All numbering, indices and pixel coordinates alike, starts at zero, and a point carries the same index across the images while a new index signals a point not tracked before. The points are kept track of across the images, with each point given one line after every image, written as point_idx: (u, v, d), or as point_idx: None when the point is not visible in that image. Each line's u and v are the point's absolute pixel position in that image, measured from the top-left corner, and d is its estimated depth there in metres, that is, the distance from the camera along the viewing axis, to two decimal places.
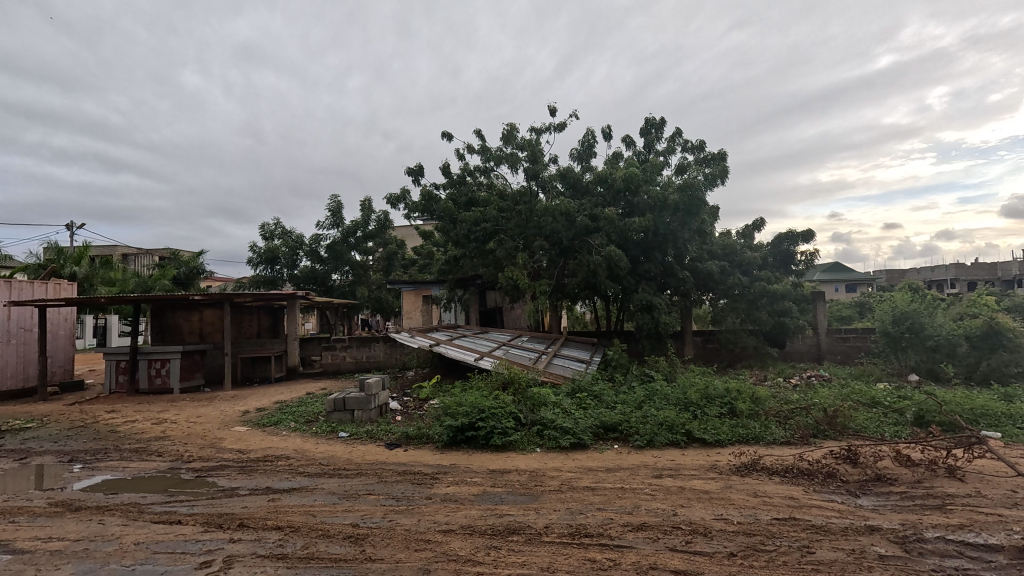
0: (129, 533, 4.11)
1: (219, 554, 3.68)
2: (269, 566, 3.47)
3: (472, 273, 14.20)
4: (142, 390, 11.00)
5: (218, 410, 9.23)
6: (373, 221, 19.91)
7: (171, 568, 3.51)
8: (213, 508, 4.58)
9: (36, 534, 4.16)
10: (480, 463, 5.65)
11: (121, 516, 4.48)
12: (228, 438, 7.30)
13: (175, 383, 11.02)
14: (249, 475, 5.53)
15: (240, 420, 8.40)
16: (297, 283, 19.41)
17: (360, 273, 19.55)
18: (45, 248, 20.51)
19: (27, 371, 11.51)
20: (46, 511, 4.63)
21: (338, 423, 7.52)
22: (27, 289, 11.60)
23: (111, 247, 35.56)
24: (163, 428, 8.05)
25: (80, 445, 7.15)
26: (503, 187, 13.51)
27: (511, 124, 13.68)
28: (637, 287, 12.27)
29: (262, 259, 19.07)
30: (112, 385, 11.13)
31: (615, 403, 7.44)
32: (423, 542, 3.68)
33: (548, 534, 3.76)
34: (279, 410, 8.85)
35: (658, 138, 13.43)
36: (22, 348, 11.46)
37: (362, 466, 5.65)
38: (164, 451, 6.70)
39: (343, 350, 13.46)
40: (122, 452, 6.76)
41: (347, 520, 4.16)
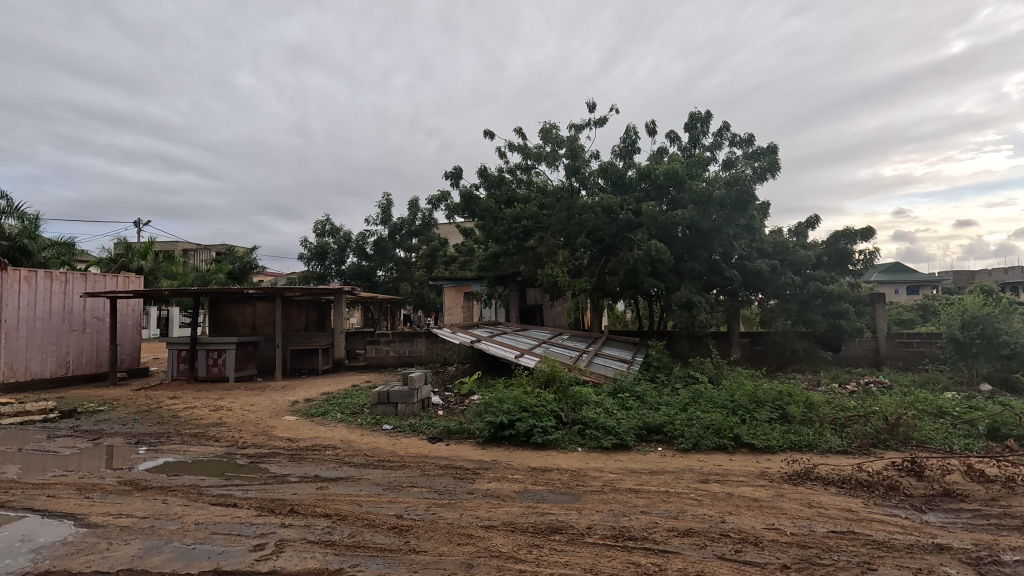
0: (189, 513, 4.34)
1: (271, 537, 3.83)
2: (318, 552, 3.58)
3: (513, 270, 14.18)
4: (201, 378, 11.63)
5: (270, 399, 9.63)
6: (419, 219, 20.25)
7: (227, 549, 3.68)
8: (265, 494, 4.78)
9: (108, 509, 4.47)
10: (521, 460, 5.66)
11: (182, 496, 4.74)
12: (278, 426, 7.61)
13: (230, 372, 11.57)
14: (298, 463, 5.75)
15: (289, 410, 8.73)
16: (344, 279, 20.04)
17: (404, 270, 20.01)
18: (116, 243, 22.08)
19: (100, 357, 12.38)
20: (116, 489, 4.97)
21: (382, 415, 7.69)
22: (99, 280, 12.45)
23: (173, 243, 37.92)
24: (219, 414, 8.49)
25: (146, 429, 7.63)
26: (544, 184, 13.47)
27: (549, 122, 13.63)
28: (682, 285, 11.89)
29: (312, 255, 19.78)
30: (174, 372, 11.81)
31: (658, 404, 7.27)
32: (465, 537, 3.71)
33: (590, 535, 3.71)
34: (327, 401, 9.15)
35: (704, 132, 13.01)
36: (95, 336, 12.34)
37: (406, 459, 5.75)
38: (220, 437, 7.05)
39: (387, 344, 13.77)
40: (183, 436, 7.16)
41: (391, 511, 4.24)
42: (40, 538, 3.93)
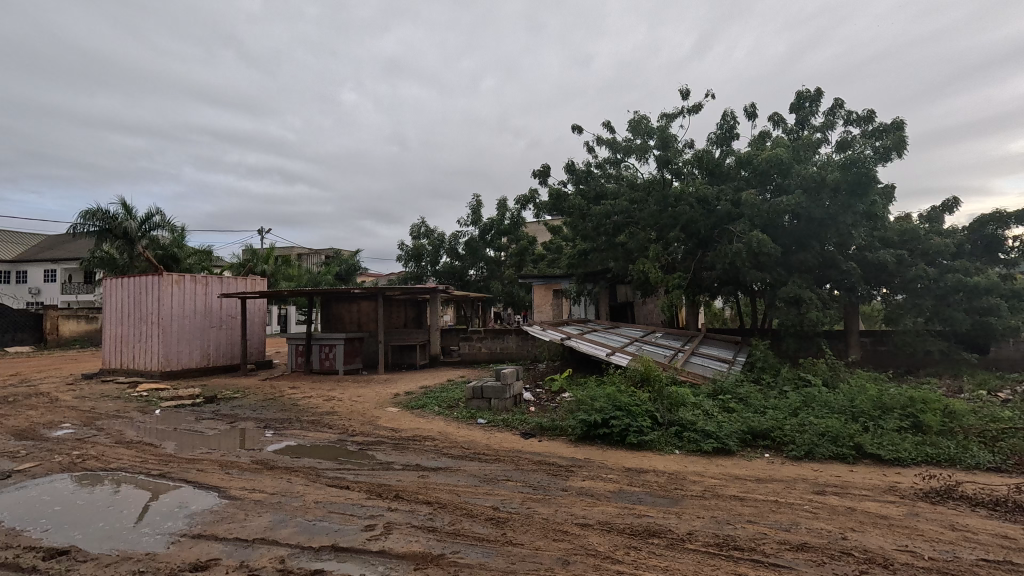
0: (310, 492, 4.80)
1: (380, 519, 4.12)
2: (422, 537, 3.79)
3: (603, 267, 13.95)
4: (315, 370, 12.78)
5: (374, 391, 10.36)
6: (508, 219, 20.63)
7: (342, 527, 4.02)
8: (374, 479, 5.15)
9: (245, 484, 5.07)
10: (615, 459, 5.56)
11: (303, 477, 5.25)
12: (382, 416, 8.15)
13: (340, 365, 12.59)
14: (402, 452, 6.13)
15: (391, 401, 9.33)
16: (438, 278, 20.95)
17: (494, 269, 20.48)
18: (244, 249, 24.94)
19: (234, 350, 14.07)
20: (250, 467, 5.62)
21: (477, 410, 7.95)
22: (232, 283, 14.14)
23: (290, 248, 42.09)
24: (331, 404, 9.29)
25: (271, 415, 8.55)
26: (633, 178, 13.10)
27: (639, 114, 13.23)
28: (789, 279, 10.97)
29: (409, 256, 20.91)
30: (293, 365, 13.09)
31: (764, 408, 6.78)
32: (561, 533, 3.72)
33: (690, 541, 3.56)
34: (425, 394, 9.64)
35: (814, 112, 11.89)
36: (230, 332, 14.04)
37: (500, 453, 5.90)
38: (333, 425, 7.71)
39: (479, 341, 14.19)
40: (302, 422, 7.93)
41: (488, 503, 4.38)
42: (193, 505, 4.57)
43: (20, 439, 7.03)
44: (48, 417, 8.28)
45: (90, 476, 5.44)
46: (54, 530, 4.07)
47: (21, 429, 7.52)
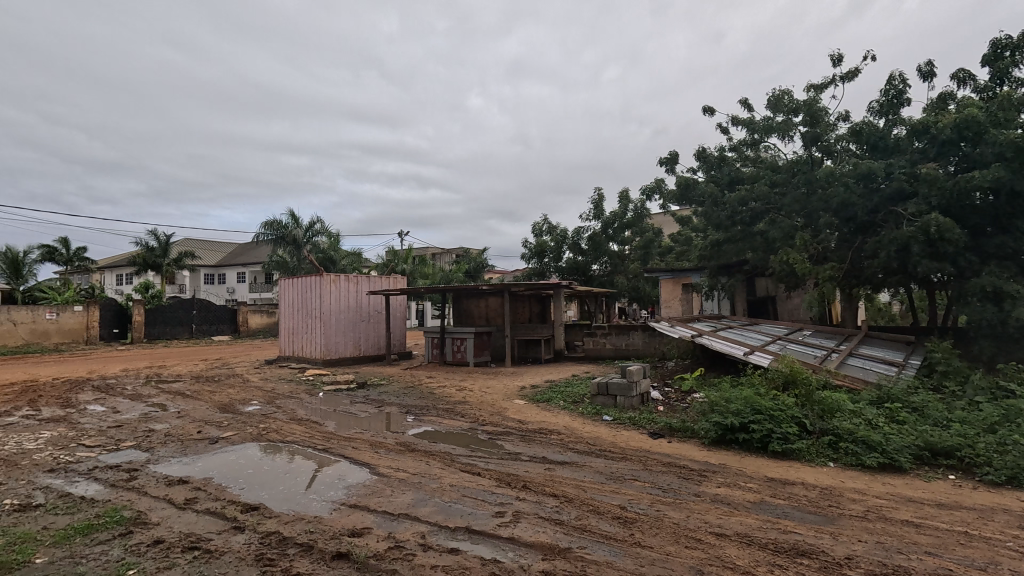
0: (446, 475, 5.16)
1: (509, 507, 4.29)
2: (549, 528, 3.87)
3: (739, 258, 12.88)
4: (449, 362, 13.68)
5: (502, 384, 10.78)
6: (631, 211, 20.05)
7: (475, 511, 4.26)
8: (503, 468, 5.37)
9: (391, 463, 5.63)
10: (756, 468, 5.11)
11: (440, 460, 5.67)
12: (510, 408, 8.46)
13: (470, 358, 13.32)
14: (529, 443, 6.30)
15: (518, 394, 9.63)
16: (561, 274, 21.09)
17: (618, 263, 20.03)
18: (387, 250, 27.57)
19: (380, 342, 15.63)
20: (394, 448, 6.22)
21: (602, 406, 7.86)
22: (378, 281, 15.70)
23: (425, 249, 45.60)
24: (463, 394, 9.88)
25: (412, 401, 9.37)
26: (775, 160, 11.90)
27: (781, 89, 11.95)
28: (982, 268, 9.09)
29: (532, 253, 21.35)
30: (429, 356, 14.16)
31: (948, 421, 5.72)
32: (694, 540, 3.54)
33: (849, 567, 3.14)
34: (550, 388, 9.79)
35: (1018, 62, 9.67)
36: (377, 325, 15.62)
37: (627, 451, 5.77)
38: (465, 413, 8.19)
39: (604, 336, 14.00)
40: (438, 410, 8.56)
41: (615, 501, 4.32)
42: (350, 478, 5.20)
43: (223, 411, 8.61)
44: (242, 395, 10.01)
45: (272, 446, 6.46)
46: (248, 489, 4.93)
47: (223, 403, 9.20)
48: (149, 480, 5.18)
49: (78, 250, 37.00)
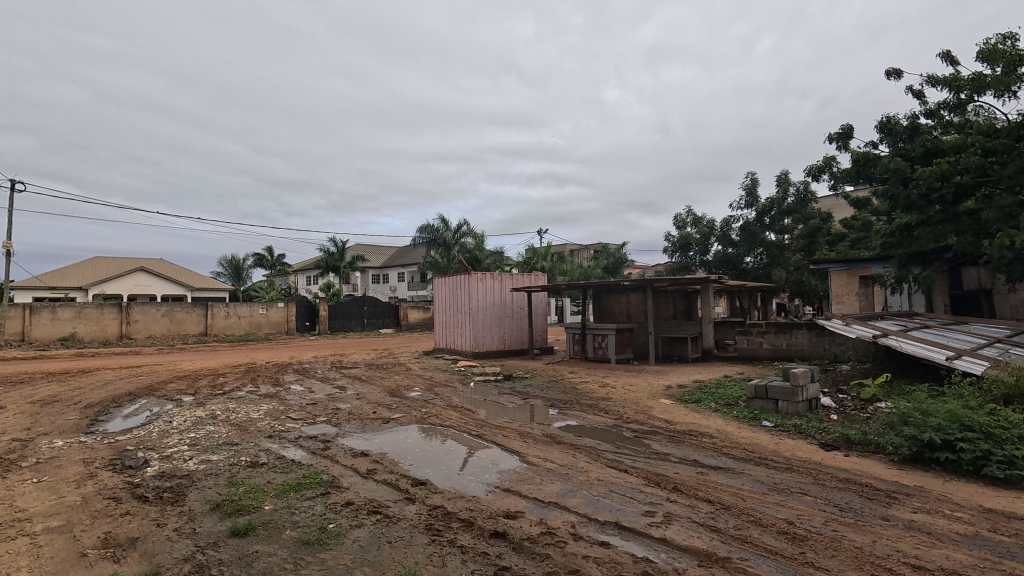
0: (593, 470, 5.22)
1: (660, 508, 4.20)
2: (704, 534, 3.70)
3: (937, 245, 10.80)
4: (590, 358, 13.72)
5: (646, 382, 10.50)
6: (792, 196, 17.97)
7: (624, 507, 4.24)
8: (651, 467, 5.25)
9: (539, 453, 5.86)
10: (967, 495, 4.27)
11: (586, 454, 5.74)
12: (656, 407, 8.21)
13: (612, 354, 13.18)
14: (678, 445, 6.06)
15: (664, 393, 9.29)
16: (709, 268, 19.74)
17: (776, 254, 18.10)
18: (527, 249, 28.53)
19: (523, 337, 16.25)
20: (541, 439, 6.45)
21: (761, 411, 7.22)
22: (521, 278, 16.29)
23: (564, 246, 46.23)
24: (606, 390, 9.84)
25: (556, 395, 9.60)
26: (990, 122, 9.72)
27: (998, 34, 9.72)
28: None
29: (676, 246, 20.33)
30: (571, 351, 14.35)
31: None
32: (882, 570, 3.10)
33: None
34: (700, 389, 9.26)
35: None
36: (520, 320, 16.26)
37: (793, 462, 5.23)
38: (609, 410, 8.16)
39: (760, 335, 12.79)
40: (582, 405, 8.65)
41: (780, 514, 3.96)
42: (502, 464, 5.52)
43: (392, 395, 9.75)
44: (406, 381, 11.23)
45: (433, 429, 7.15)
46: (415, 465, 5.54)
47: (392, 388, 10.42)
48: (340, 450, 6.11)
49: (279, 256, 44.70)
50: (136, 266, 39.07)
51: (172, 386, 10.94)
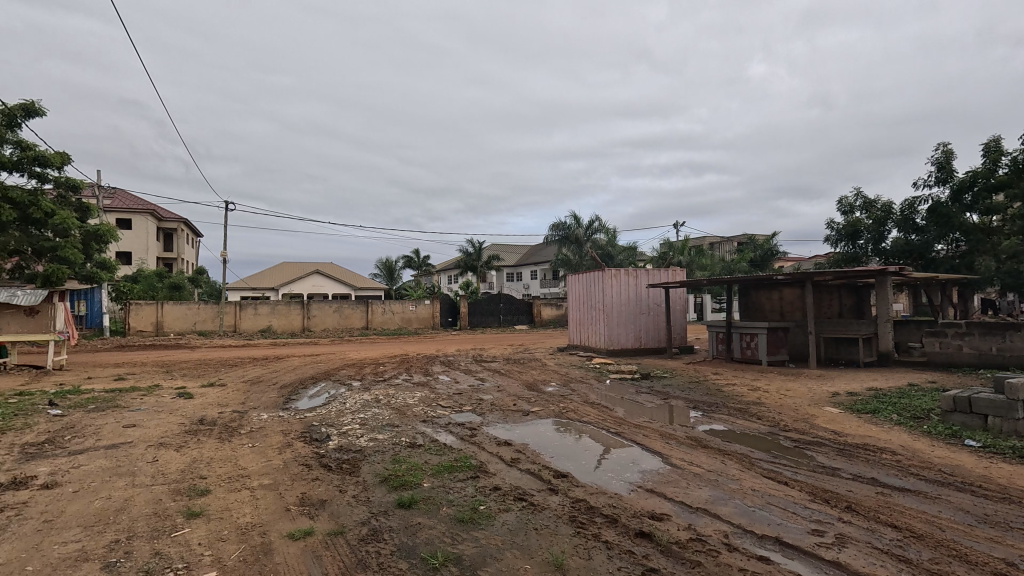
0: (746, 478, 4.85)
1: (830, 528, 3.76)
2: (889, 563, 3.23)
3: None
4: (737, 359, 12.71)
5: (805, 387, 9.41)
6: (1005, 167, 14.65)
7: (785, 522, 3.88)
8: (816, 482, 4.72)
9: (684, 456, 5.61)
10: None
11: (738, 462, 5.35)
12: (820, 416, 7.32)
13: (763, 355, 12.05)
14: (849, 459, 5.34)
15: (829, 400, 8.25)
16: (885, 259, 17.00)
17: (980, 240, 14.93)
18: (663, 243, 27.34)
19: (660, 335, 15.63)
20: (686, 442, 6.16)
21: (963, 428, 6.03)
22: (658, 274, 15.64)
23: (703, 239, 43.42)
24: (758, 394, 9.03)
25: (699, 397, 9.08)
26: None
27: None
28: None
29: (841, 235, 17.87)
30: (714, 351, 13.45)
31: None
32: None
33: None
34: (876, 398, 8.04)
35: None
36: (657, 318, 15.65)
37: (1012, 492, 4.29)
38: (762, 415, 7.48)
39: (959, 337, 10.66)
40: (729, 409, 8.05)
41: (996, 553, 3.28)
42: (644, 464, 5.40)
43: (530, 388, 10.08)
44: (542, 376, 11.53)
45: (571, 424, 7.24)
46: (557, 457, 5.67)
47: (529, 382, 10.78)
48: (485, 438, 6.50)
49: (424, 257, 48.76)
50: (312, 269, 45.64)
51: (344, 372, 12.61)
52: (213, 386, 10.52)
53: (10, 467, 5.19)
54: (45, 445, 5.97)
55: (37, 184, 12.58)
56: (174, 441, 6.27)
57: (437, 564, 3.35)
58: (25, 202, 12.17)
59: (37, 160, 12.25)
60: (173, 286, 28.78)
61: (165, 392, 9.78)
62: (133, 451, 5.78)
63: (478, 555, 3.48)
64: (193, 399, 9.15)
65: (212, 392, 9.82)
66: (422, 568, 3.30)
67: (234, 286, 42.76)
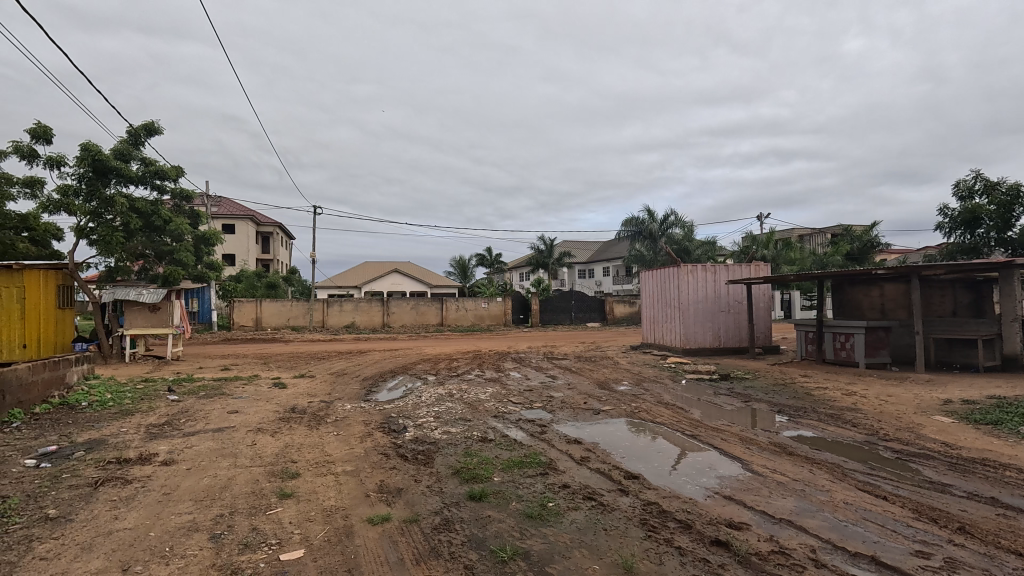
0: (838, 490, 4.47)
1: (938, 550, 3.38)
2: None
3: None
4: (829, 361, 11.75)
5: (911, 393, 8.50)
6: None
7: (884, 541, 3.54)
8: (922, 498, 4.26)
9: (766, 463, 5.28)
10: None
11: (828, 472, 4.95)
12: (927, 425, 6.59)
13: (859, 357, 11.04)
14: (963, 475, 4.76)
15: (940, 409, 7.39)
16: (1011, 250, 14.94)
17: None
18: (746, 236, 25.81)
19: (742, 334, 14.78)
20: (769, 448, 5.79)
21: None
22: (739, 270, 14.76)
23: (791, 231, 40.54)
24: (854, 399, 8.28)
25: (785, 400, 8.48)
26: None
27: None
28: None
29: (956, 224, 15.94)
30: (803, 352, 12.54)
31: None
32: None
33: None
34: (998, 407, 7.09)
35: None
36: (737, 316, 14.80)
37: None
38: (858, 423, 6.85)
39: None
40: (819, 414, 7.45)
41: None
42: (721, 469, 5.14)
43: (602, 387, 9.92)
44: (614, 375, 11.31)
45: (642, 425, 7.06)
46: (628, 458, 5.55)
47: (601, 380, 10.61)
48: (555, 435, 6.50)
49: (496, 255, 49.53)
50: (391, 268, 47.84)
51: (420, 367, 13.12)
52: (303, 377, 11.37)
53: (138, 444, 5.94)
54: (164, 426, 6.77)
55: (158, 195, 14.21)
56: (269, 427, 6.86)
57: (505, 557, 3.40)
58: (148, 212, 13.78)
59: (157, 175, 13.84)
60: (269, 285, 31.41)
61: (262, 382, 10.71)
62: (236, 435, 6.40)
63: (546, 551, 3.49)
64: (286, 389, 9.95)
65: (303, 383, 10.63)
66: (491, 561, 3.37)
67: (322, 285, 45.84)
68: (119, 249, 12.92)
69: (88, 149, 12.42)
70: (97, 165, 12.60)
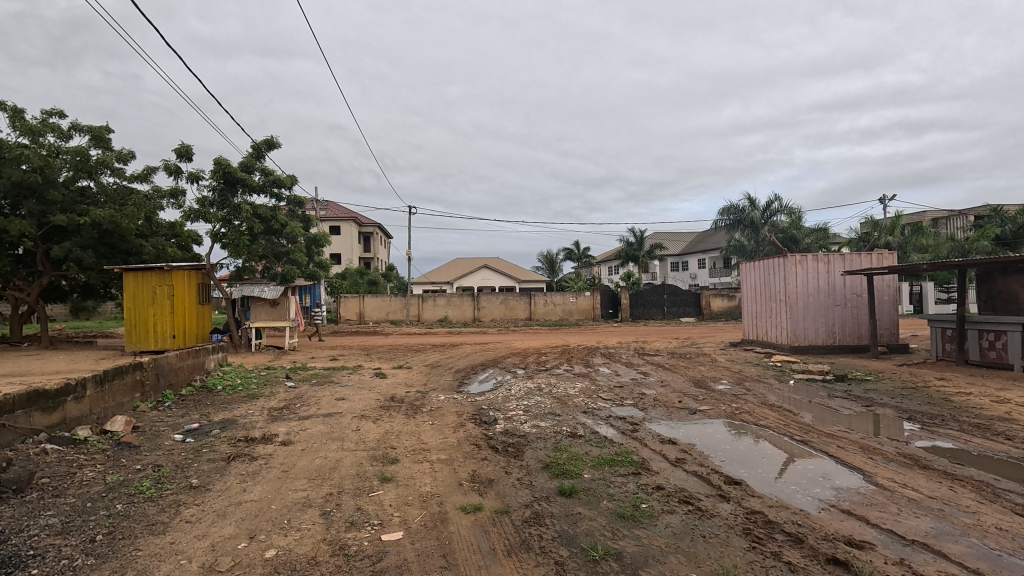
0: (988, 513, 3.85)
1: None
2: None
3: None
4: (973, 362, 10.22)
5: None
6: None
7: None
8: None
9: (895, 476, 4.68)
10: None
11: (974, 491, 4.27)
12: None
13: (1014, 358, 9.43)
14: None
15: None
16: None
17: None
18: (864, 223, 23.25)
19: (861, 331, 13.31)
20: (897, 459, 5.12)
21: None
22: (857, 260, 13.27)
23: (922, 216, 35.89)
24: (1007, 408, 7.10)
25: (917, 406, 7.46)
26: None
27: None
28: None
29: None
30: (939, 352, 11.02)
31: None
32: None
33: None
34: None
35: None
36: (856, 311, 13.34)
37: None
38: (1014, 435, 5.85)
39: None
40: (961, 423, 6.47)
41: None
42: (837, 480, 4.65)
43: (698, 386, 9.43)
44: (712, 373, 10.69)
45: (743, 426, 6.60)
46: (728, 462, 5.21)
47: (697, 379, 10.07)
48: (647, 434, 6.28)
49: (585, 249, 48.99)
50: (481, 264, 49.06)
51: (510, 360, 13.35)
52: (401, 368, 12.05)
53: (262, 425, 6.63)
54: (284, 410, 7.52)
55: (276, 201, 15.76)
56: (372, 414, 7.34)
57: (597, 557, 3.33)
58: (269, 217, 15.31)
59: (276, 183, 15.34)
60: (370, 282, 33.66)
61: (365, 372, 11.50)
62: (343, 421, 6.92)
63: (640, 554, 3.37)
64: (387, 378, 10.61)
65: (402, 374, 11.28)
66: (582, 559, 3.32)
67: (417, 281, 48.18)
68: (245, 251, 14.50)
69: (220, 164, 14.07)
70: (227, 177, 14.25)
